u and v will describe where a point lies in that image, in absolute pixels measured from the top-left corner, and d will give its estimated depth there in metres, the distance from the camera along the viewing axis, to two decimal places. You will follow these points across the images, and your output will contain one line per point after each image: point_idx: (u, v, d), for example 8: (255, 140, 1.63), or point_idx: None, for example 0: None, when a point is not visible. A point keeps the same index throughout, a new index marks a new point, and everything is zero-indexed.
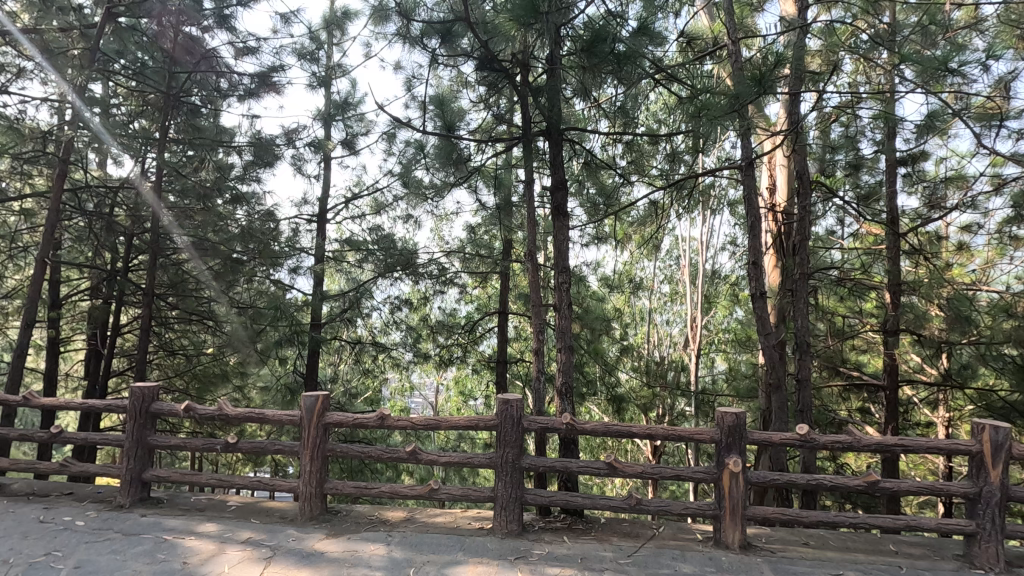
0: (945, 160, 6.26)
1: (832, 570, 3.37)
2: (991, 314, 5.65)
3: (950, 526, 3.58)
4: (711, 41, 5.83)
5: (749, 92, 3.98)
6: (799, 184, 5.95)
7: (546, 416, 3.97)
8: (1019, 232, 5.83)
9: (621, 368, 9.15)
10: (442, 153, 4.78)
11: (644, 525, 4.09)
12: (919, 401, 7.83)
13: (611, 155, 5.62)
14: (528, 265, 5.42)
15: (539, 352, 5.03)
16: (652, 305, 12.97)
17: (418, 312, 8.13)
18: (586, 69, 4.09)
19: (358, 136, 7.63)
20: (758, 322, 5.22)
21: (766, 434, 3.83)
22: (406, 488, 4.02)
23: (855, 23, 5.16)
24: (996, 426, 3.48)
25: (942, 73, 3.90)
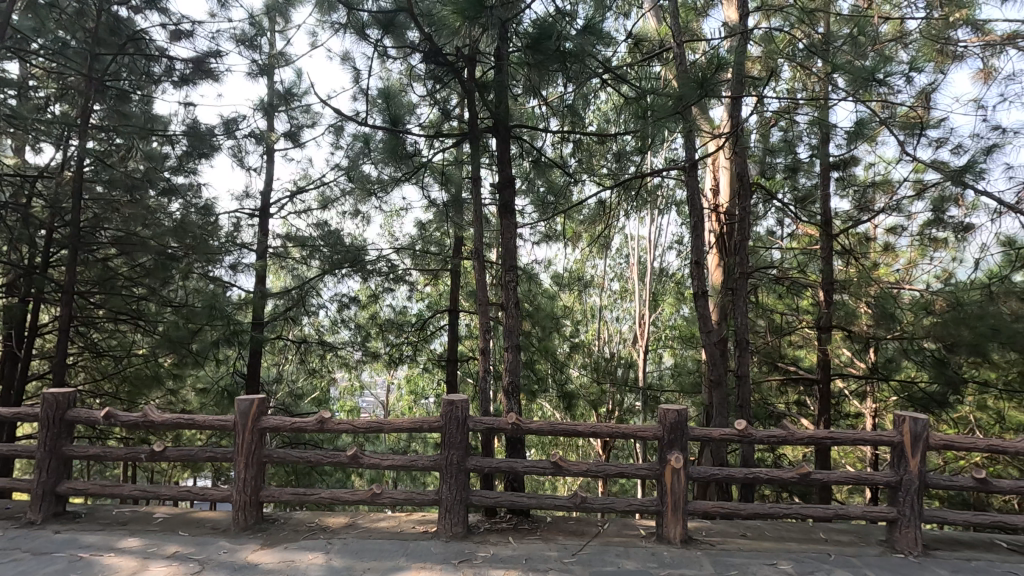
0: (873, 165, 6.64)
1: (767, 560, 3.48)
2: (912, 312, 6.02)
3: (875, 513, 3.77)
4: (658, 45, 5.93)
5: (692, 95, 4.08)
6: (740, 186, 6.15)
7: (491, 416, 3.93)
8: (937, 235, 6.24)
9: (572, 365, 9.24)
10: (389, 149, 4.66)
11: (589, 522, 4.12)
12: (849, 393, 8.26)
13: (562, 154, 5.64)
14: (476, 263, 5.35)
15: (486, 352, 4.96)
16: (603, 302, 13.20)
17: (368, 310, 7.92)
18: (531, 66, 4.04)
19: (303, 128, 7.33)
20: (701, 321, 5.39)
21: (706, 430, 3.91)
22: (347, 494, 3.88)
23: (793, 32, 5.37)
24: (916, 418, 3.69)
25: (871, 83, 4.10)
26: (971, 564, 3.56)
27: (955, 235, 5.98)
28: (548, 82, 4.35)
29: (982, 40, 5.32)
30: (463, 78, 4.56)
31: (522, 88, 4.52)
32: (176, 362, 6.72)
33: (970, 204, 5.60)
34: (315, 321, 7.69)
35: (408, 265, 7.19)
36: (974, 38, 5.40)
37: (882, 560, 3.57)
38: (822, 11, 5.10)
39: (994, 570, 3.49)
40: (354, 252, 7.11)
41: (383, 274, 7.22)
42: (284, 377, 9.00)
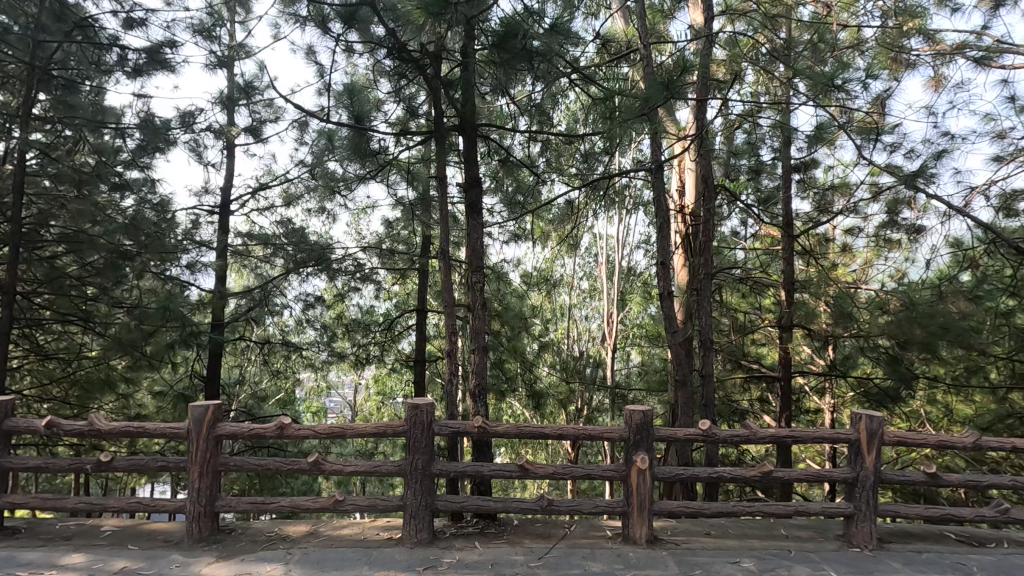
0: (832, 168, 6.83)
1: (730, 559, 3.52)
2: (868, 311, 6.22)
3: (833, 509, 3.85)
4: (625, 47, 5.97)
5: (658, 97, 4.10)
6: (705, 188, 6.25)
7: (456, 419, 3.88)
8: (892, 236, 6.47)
9: (541, 364, 9.24)
10: (355, 146, 4.55)
11: (556, 524, 4.11)
12: (809, 390, 8.50)
13: (531, 154, 5.62)
14: (442, 264, 5.26)
15: (452, 354, 4.89)
16: (572, 301, 13.27)
17: (334, 309, 7.74)
18: (498, 64, 4.00)
19: (265, 123, 7.09)
20: (666, 322, 5.44)
21: (671, 430, 3.94)
22: (308, 502, 3.77)
23: (756, 36, 5.48)
24: (871, 415, 3.79)
25: (830, 89, 4.20)
26: (922, 556, 3.68)
27: (908, 237, 6.21)
28: (516, 81, 4.32)
29: (932, 49, 5.54)
30: (429, 75, 4.47)
31: (490, 86, 4.48)
32: (129, 366, 6.43)
33: (922, 207, 5.82)
34: (278, 322, 7.48)
35: (375, 264, 7.06)
36: (925, 47, 5.62)
37: (839, 555, 3.66)
38: (784, 17, 5.21)
39: (944, 562, 3.61)
40: (319, 250, 6.93)
41: (349, 273, 7.08)
42: (246, 379, 8.74)
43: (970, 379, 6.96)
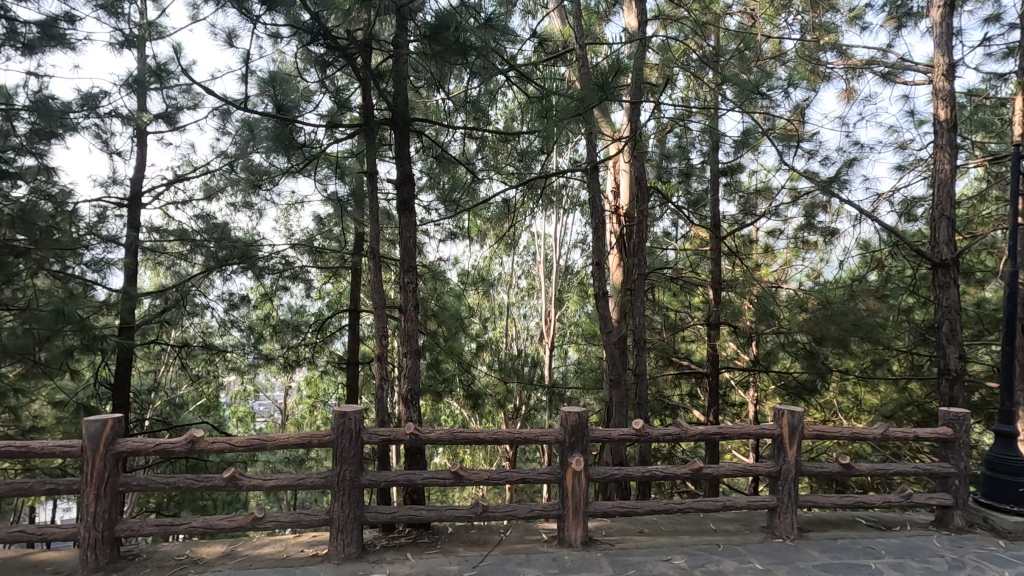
0: (756, 173, 7.16)
1: (663, 556, 3.57)
2: (788, 309, 6.54)
3: (757, 502, 4.00)
4: (562, 46, 5.96)
5: (594, 97, 4.12)
6: (638, 190, 6.39)
7: (387, 426, 3.71)
8: (809, 238, 6.86)
9: (479, 364, 9.15)
10: (279, 137, 4.20)
11: (491, 529, 4.03)
12: (734, 383, 8.89)
13: (467, 152, 5.50)
14: (372, 262, 5.03)
15: (382, 358, 4.71)
16: (510, 299, 13.31)
17: (261, 309, 7.26)
18: (430, 57, 3.86)
19: (181, 110, 6.55)
20: (601, 322, 5.48)
21: (606, 431, 3.96)
22: (223, 521, 3.49)
23: (687, 42, 5.63)
24: (793, 411, 3.95)
25: (755, 96, 4.36)
26: (838, 543, 3.88)
27: (824, 238, 6.62)
28: (451, 76, 4.18)
29: (845, 63, 5.93)
30: (359, 67, 4.20)
31: (422, 79, 4.33)
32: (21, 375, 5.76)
33: (835, 211, 6.22)
34: (197, 323, 6.97)
35: (305, 262, 6.67)
36: (839, 61, 6.00)
37: (764, 546, 3.80)
38: (712, 25, 5.39)
39: (856, 547, 3.83)
40: (245, 249, 6.43)
41: (275, 272, 6.66)
42: (160, 385, 8.09)
43: (875, 371, 7.52)
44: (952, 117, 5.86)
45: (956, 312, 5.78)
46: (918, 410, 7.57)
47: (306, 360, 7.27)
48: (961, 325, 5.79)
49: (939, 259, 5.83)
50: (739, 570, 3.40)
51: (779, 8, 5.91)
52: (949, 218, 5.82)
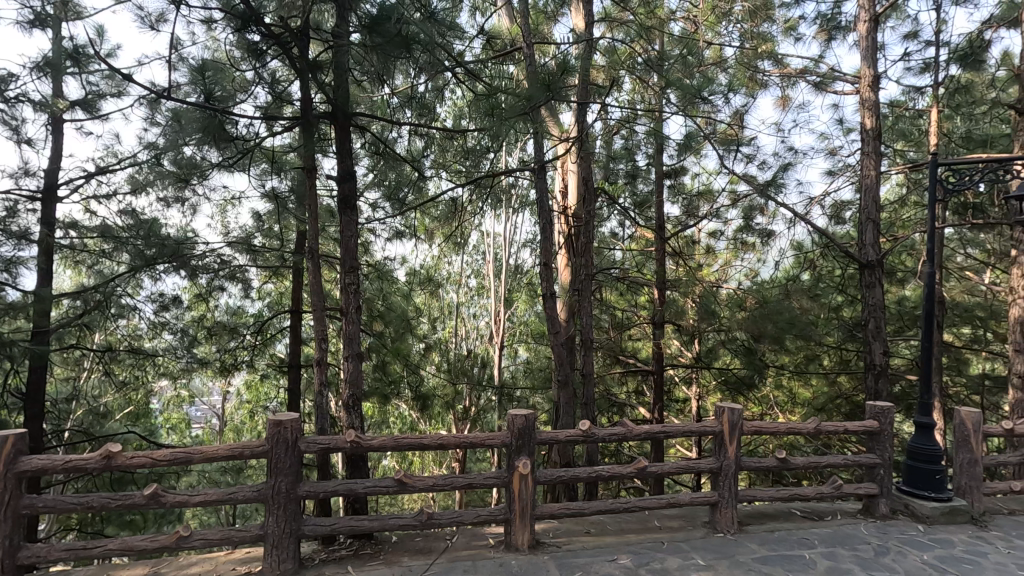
0: (698, 175, 7.37)
1: (609, 556, 3.58)
2: (727, 307, 6.75)
3: (700, 498, 4.09)
4: (508, 44, 5.91)
5: (540, 96, 4.08)
6: (584, 191, 6.43)
7: (326, 434, 3.55)
8: (747, 239, 7.13)
9: (427, 364, 9.00)
10: (209, 129, 3.89)
11: (437, 536, 3.94)
12: (678, 379, 9.13)
13: (415, 149, 5.35)
14: (311, 262, 4.80)
15: (322, 362, 4.51)
16: (459, 298, 13.20)
17: (197, 310, 6.79)
18: (370, 51, 3.69)
19: (103, 97, 6.02)
20: (549, 322, 5.47)
21: (552, 433, 3.94)
22: (145, 542, 3.23)
23: (633, 46, 5.72)
24: (732, 408, 4.05)
25: (697, 100, 4.46)
26: (774, 535, 4.02)
27: (761, 240, 6.90)
28: (394, 71, 4.01)
29: (780, 71, 6.18)
30: (296, 58, 3.93)
31: (365, 74, 4.13)
32: None
33: (771, 214, 6.49)
34: (124, 325, 6.47)
35: (243, 262, 6.28)
36: (775, 69, 6.24)
37: (706, 541, 3.88)
38: (656, 30, 5.49)
39: (791, 539, 3.97)
40: (177, 247, 5.85)
41: (209, 271, 6.16)
42: (80, 393, 7.50)
43: (808, 366, 7.89)
44: (878, 126, 6.19)
45: (880, 311, 6.12)
46: (846, 402, 8.00)
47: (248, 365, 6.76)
48: (885, 322, 6.14)
49: (866, 260, 6.17)
50: (682, 567, 3.44)
51: (720, 17, 6.08)
52: (874, 222, 6.15)
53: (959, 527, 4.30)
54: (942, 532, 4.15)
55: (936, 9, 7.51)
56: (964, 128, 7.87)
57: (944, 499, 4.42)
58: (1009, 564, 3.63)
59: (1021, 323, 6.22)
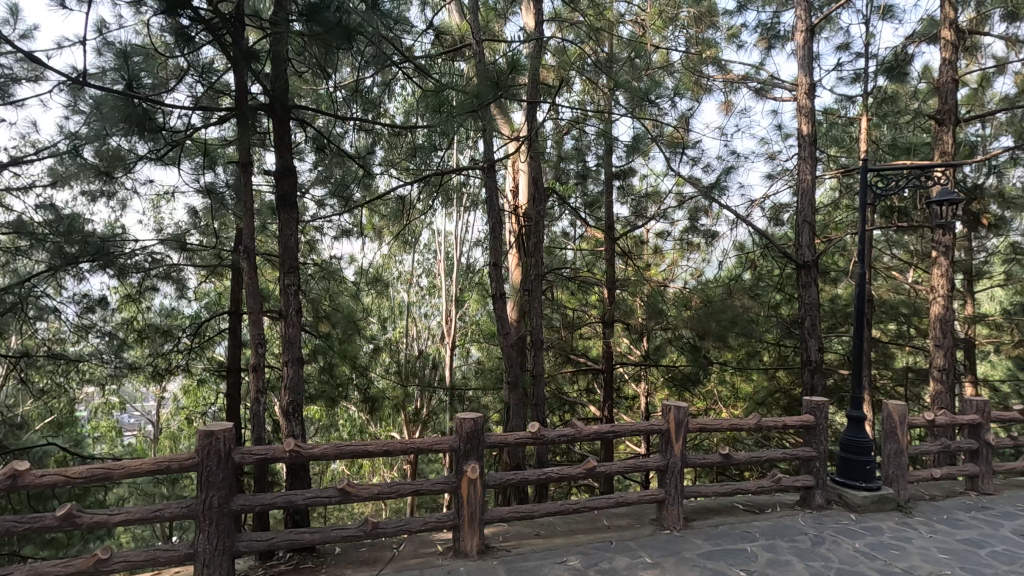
0: (646, 177, 7.51)
1: (558, 558, 3.56)
2: (674, 307, 6.89)
3: (647, 496, 4.14)
4: (458, 40, 5.83)
5: (489, 94, 4.04)
6: (535, 190, 6.41)
7: (263, 445, 3.37)
8: (693, 240, 7.33)
9: (376, 366, 8.77)
10: (132, 119, 3.48)
11: (383, 546, 3.81)
12: (627, 377, 9.29)
13: (363, 144, 5.13)
14: (245, 262, 4.53)
15: (259, 368, 4.29)
16: (410, 298, 13.00)
17: (128, 310, 6.19)
18: (309, 40, 3.49)
19: (16, 81, 5.47)
20: (498, 322, 5.43)
21: (502, 436, 3.89)
22: (58, 568, 2.96)
23: (583, 46, 5.75)
24: (678, 407, 4.11)
25: (645, 103, 4.51)
26: (719, 530, 4.12)
27: (705, 240, 7.10)
28: (337, 62, 3.81)
29: (724, 77, 6.37)
30: (228, 46, 3.65)
31: (304, 64, 3.90)
32: None
33: (715, 215, 6.68)
34: (43, 328, 5.76)
35: (177, 261, 5.85)
36: (718, 75, 6.43)
37: (653, 539, 3.93)
38: (606, 32, 5.54)
39: (734, 533, 4.08)
40: (101, 245, 5.36)
41: (139, 270, 5.69)
42: None
43: (749, 362, 8.19)
44: (814, 132, 6.46)
45: (816, 309, 6.40)
46: (785, 396, 8.35)
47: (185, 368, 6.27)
48: (820, 321, 6.42)
49: (802, 260, 6.44)
50: (630, 566, 3.46)
51: (667, 22, 6.20)
52: (810, 224, 6.43)
53: (887, 514, 4.54)
54: (872, 520, 4.37)
55: (865, 23, 7.94)
56: (889, 136, 8.35)
57: (873, 489, 4.65)
58: (931, 548, 3.85)
59: (941, 319, 6.65)
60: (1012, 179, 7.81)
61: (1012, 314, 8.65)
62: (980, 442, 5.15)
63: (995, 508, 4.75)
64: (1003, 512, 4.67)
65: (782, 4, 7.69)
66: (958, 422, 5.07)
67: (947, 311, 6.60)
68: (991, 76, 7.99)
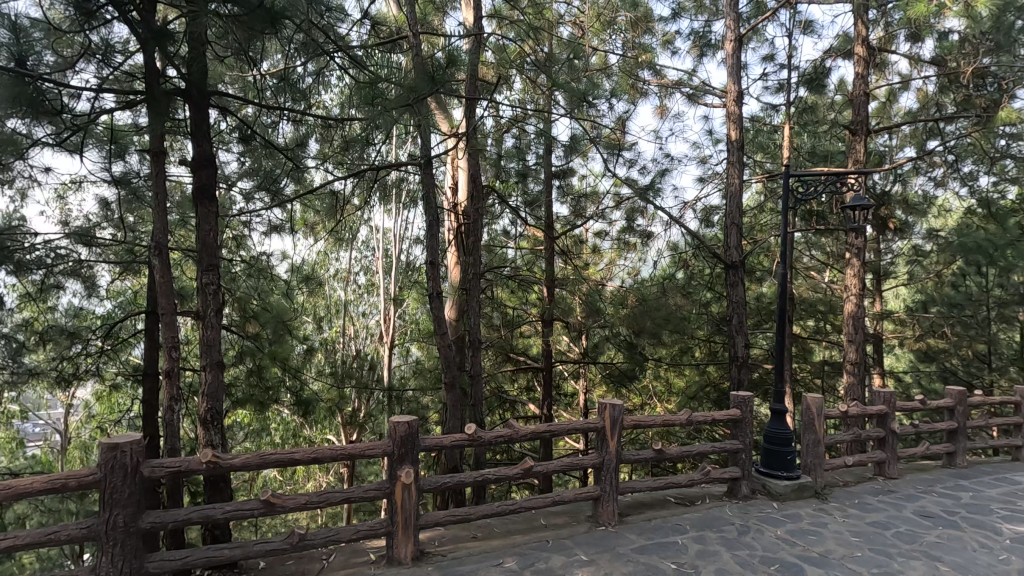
0: (585, 177, 7.61)
1: (494, 561, 3.53)
2: (611, 305, 7.01)
3: (583, 494, 4.17)
4: (394, 32, 5.65)
5: (424, 88, 3.93)
6: (474, 189, 6.33)
7: (177, 457, 3.13)
8: (630, 240, 7.50)
9: (310, 367, 8.41)
10: (20, 99, 3.08)
11: (312, 557, 3.64)
12: (567, 374, 9.39)
13: (295, 136, 4.84)
14: (157, 260, 4.19)
15: (172, 374, 4.05)
16: (346, 296, 12.62)
17: (27, 311, 5.57)
18: (230, 25, 3.21)
19: None
20: (435, 322, 5.33)
21: (438, 438, 3.80)
22: None
23: (523, 45, 5.72)
24: (614, 405, 4.16)
25: (584, 103, 4.53)
26: (652, 524, 4.21)
27: (641, 240, 7.29)
28: (263, 48, 3.55)
29: (659, 82, 6.55)
30: (137, 24, 3.32)
31: (226, 49, 3.61)
32: None
33: (650, 216, 6.85)
34: None
35: (85, 257, 5.33)
36: (654, 79, 6.59)
37: (588, 536, 3.97)
38: (545, 32, 5.52)
39: (667, 526, 4.19)
40: None
41: (40, 266, 5.10)
42: None
43: (682, 358, 8.47)
44: (741, 138, 6.76)
45: (742, 307, 6.69)
46: (715, 390, 8.71)
47: (95, 373, 5.78)
48: (747, 319, 6.72)
49: (730, 261, 6.72)
50: (566, 565, 3.47)
51: (605, 25, 6.31)
52: (737, 227, 6.71)
53: (805, 501, 4.81)
54: (792, 508, 4.61)
55: (788, 37, 8.39)
56: (809, 143, 8.88)
57: (794, 478, 4.91)
58: (844, 532, 4.11)
59: (854, 317, 7.12)
60: (914, 187, 8.50)
61: (913, 310, 9.43)
62: (886, 431, 5.55)
63: (899, 491, 5.13)
64: (906, 494, 5.06)
65: (713, 13, 8.00)
66: (868, 412, 5.43)
67: (859, 309, 7.09)
68: (897, 91, 8.64)
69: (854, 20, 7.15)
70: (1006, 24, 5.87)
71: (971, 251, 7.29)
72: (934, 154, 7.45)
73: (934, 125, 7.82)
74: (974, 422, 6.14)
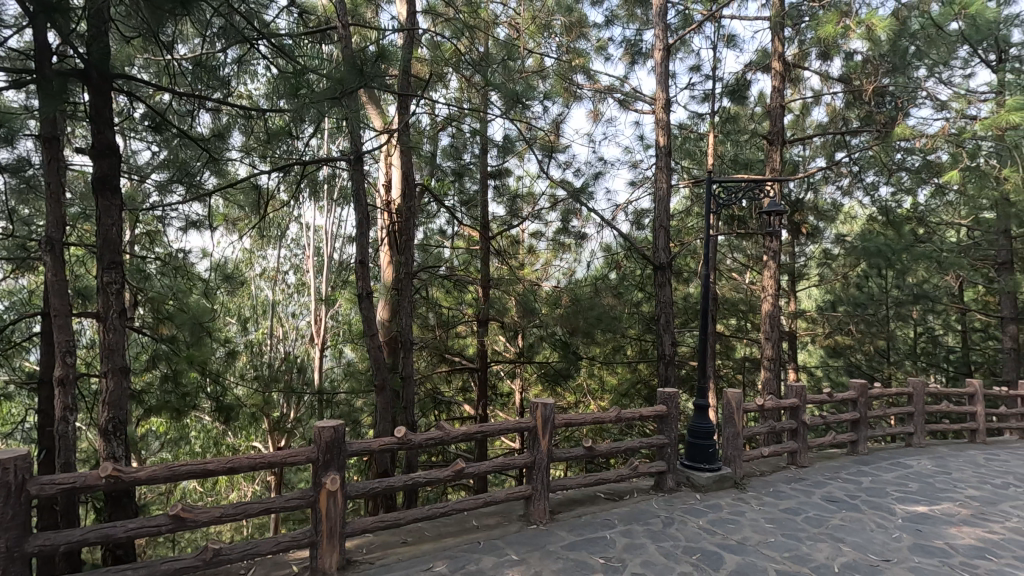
0: (520, 177, 7.65)
1: (424, 565, 3.46)
2: (546, 305, 7.06)
3: (514, 494, 4.18)
4: (323, 22, 5.44)
5: (353, 82, 3.78)
6: (406, 186, 6.19)
7: (72, 472, 2.85)
8: (564, 241, 7.61)
9: (232, 372, 7.97)
10: None
11: (229, 572, 3.44)
12: (503, 374, 9.40)
13: (215, 127, 4.57)
14: (51, 255, 3.85)
15: (68, 382, 3.71)
16: (274, 296, 12.07)
17: None
18: (136, 3, 2.91)
19: None
20: (365, 323, 5.17)
21: (365, 443, 3.68)
22: None
23: (458, 43, 5.65)
24: (545, 404, 4.20)
25: (518, 105, 4.51)
26: (582, 520, 4.29)
27: (576, 241, 7.42)
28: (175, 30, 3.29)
29: (593, 86, 6.69)
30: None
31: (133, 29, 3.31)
32: None
33: (584, 218, 6.98)
34: None
35: None
36: (588, 84, 6.72)
37: (519, 535, 3.98)
38: (480, 31, 5.50)
39: (597, 521, 4.27)
40: None
41: None
42: None
43: (614, 356, 8.66)
44: (669, 144, 7.01)
45: (670, 307, 6.96)
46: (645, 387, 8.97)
47: None
48: (674, 318, 6.98)
49: (659, 262, 6.96)
50: (497, 565, 3.47)
51: (540, 28, 6.38)
52: (665, 230, 6.95)
53: (725, 491, 5.05)
54: (713, 498, 4.83)
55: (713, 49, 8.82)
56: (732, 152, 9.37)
57: (715, 470, 5.14)
58: (760, 519, 4.35)
59: (771, 316, 7.56)
60: (824, 195, 9.15)
61: (823, 310, 10.13)
62: (798, 422, 5.92)
63: (809, 479, 5.50)
64: (814, 481, 5.43)
65: (643, 23, 8.27)
66: (783, 405, 5.77)
67: (775, 308, 7.54)
68: (810, 105, 9.27)
69: (772, 36, 7.59)
70: (901, 49, 6.24)
71: (873, 255, 7.94)
72: (842, 164, 8.04)
73: (841, 138, 8.45)
74: (874, 412, 6.67)
